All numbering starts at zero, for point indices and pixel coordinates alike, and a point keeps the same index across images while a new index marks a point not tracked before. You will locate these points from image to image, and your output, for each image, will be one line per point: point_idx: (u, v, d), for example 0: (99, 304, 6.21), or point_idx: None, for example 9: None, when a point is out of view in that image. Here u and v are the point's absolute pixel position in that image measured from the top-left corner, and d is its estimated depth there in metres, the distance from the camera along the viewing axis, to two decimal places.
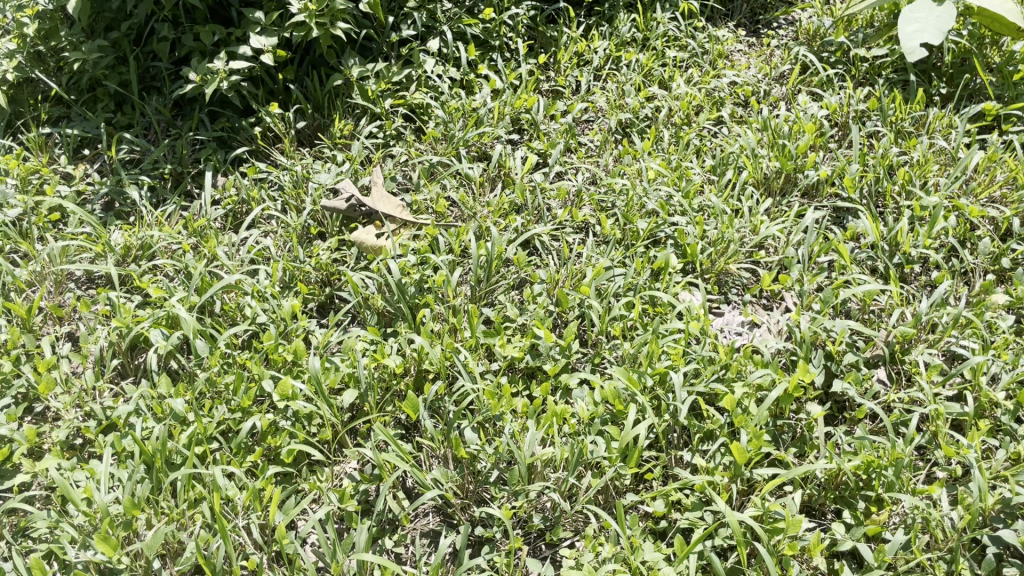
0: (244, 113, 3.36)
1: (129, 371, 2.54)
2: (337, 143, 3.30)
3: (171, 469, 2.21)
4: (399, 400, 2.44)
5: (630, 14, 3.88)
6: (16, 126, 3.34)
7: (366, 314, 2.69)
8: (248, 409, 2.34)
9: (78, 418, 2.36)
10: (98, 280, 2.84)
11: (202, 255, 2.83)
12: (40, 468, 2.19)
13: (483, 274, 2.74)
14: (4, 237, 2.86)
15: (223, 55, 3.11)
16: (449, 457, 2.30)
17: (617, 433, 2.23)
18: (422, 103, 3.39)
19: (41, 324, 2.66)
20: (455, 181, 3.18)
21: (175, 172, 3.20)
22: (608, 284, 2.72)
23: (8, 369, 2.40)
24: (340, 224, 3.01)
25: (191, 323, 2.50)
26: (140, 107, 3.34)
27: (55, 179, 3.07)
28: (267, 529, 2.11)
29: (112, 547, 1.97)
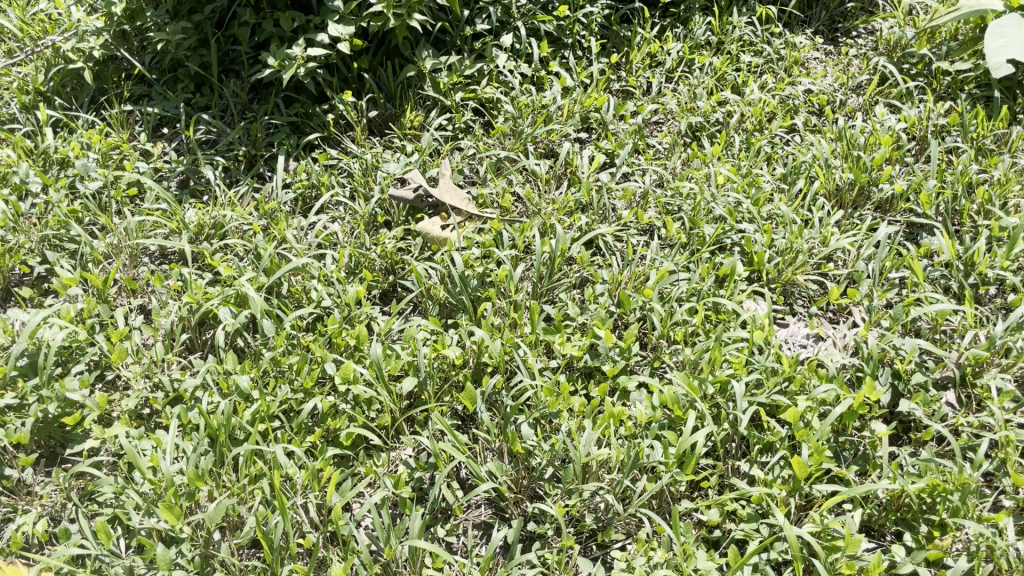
0: (318, 99, 3.41)
1: (197, 346, 2.61)
2: (406, 134, 3.33)
3: (233, 444, 2.26)
4: (457, 391, 2.45)
5: (706, 17, 3.84)
6: (100, 102, 3.43)
7: (428, 304, 2.72)
8: (310, 390, 2.39)
9: (147, 388, 2.43)
10: (171, 256, 2.92)
11: (272, 237, 2.89)
12: (109, 434, 2.25)
13: (546, 271, 2.73)
14: (85, 210, 2.95)
15: (302, 41, 3.16)
16: (504, 451, 2.30)
17: (675, 438, 2.21)
18: (492, 98, 3.40)
19: (115, 295, 2.73)
20: (522, 176, 3.18)
21: (249, 154, 3.27)
22: (672, 288, 2.68)
23: (82, 338, 2.48)
24: (406, 214, 3.04)
25: (259, 303, 2.56)
26: (219, 89, 3.41)
27: (134, 155, 3.16)
28: (324, 510, 2.15)
29: (176, 516, 2.03)
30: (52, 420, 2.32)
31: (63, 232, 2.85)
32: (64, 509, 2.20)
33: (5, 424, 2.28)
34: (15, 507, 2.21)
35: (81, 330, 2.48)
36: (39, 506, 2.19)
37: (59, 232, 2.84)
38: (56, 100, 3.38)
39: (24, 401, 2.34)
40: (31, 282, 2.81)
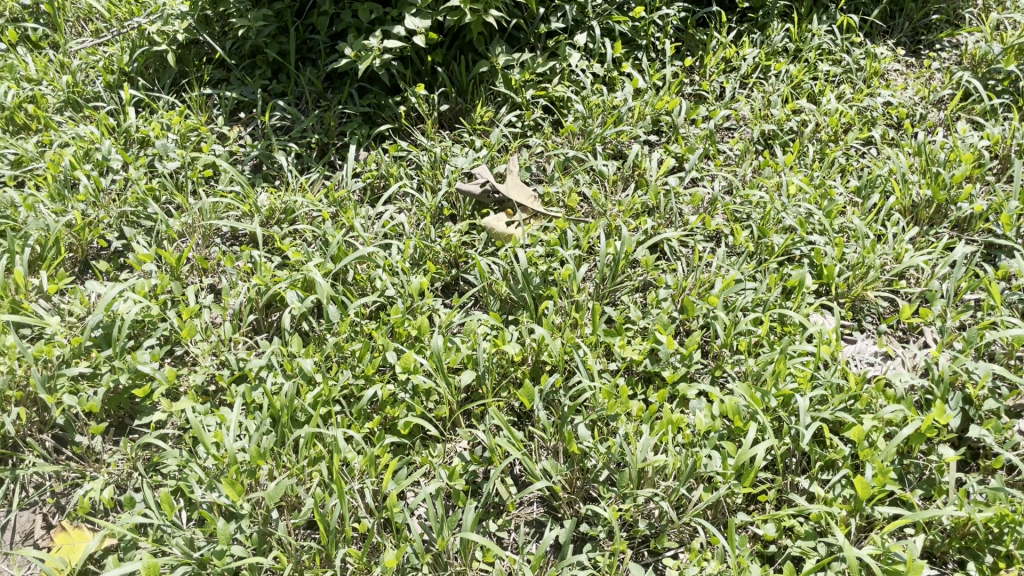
0: (391, 91, 3.44)
1: (263, 328, 2.66)
2: (476, 129, 3.34)
3: (295, 426, 2.31)
4: (515, 388, 2.46)
5: (785, 23, 3.77)
6: (181, 85, 3.51)
7: (490, 299, 2.72)
8: (371, 377, 2.42)
9: (214, 366, 2.49)
10: (242, 238, 3.00)
11: (341, 224, 2.94)
12: (177, 408, 2.32)
13: (609, 272, 2.71)
14: (162, 188, 3.03)
15: (379, 33, 3.20)
16: (560, 450, 2.28)
17: (734, 449, 2.18)
18: (563, 96, 3.40)
19: (187, 273, 2.81)
20: (589, 176, 3.16)
21: (322, 142, 3.32)
22: (737, 297, 2.64)
23: (155, 313, 2.55)
24: (472, 208, 3.06)
25: (326, 289, 2.59)
26: (295, 76, 3.47)
27: (212, 138, 3.24)
28: (380, 496, 2.17)
29: (237, 492, 2.09)
30: (122, 391, 2.39)
31: (140, 208, 2.93)
32: (129, 478, 2.25)
33: (79, 391, 2.35)
34: (83, 473, 2.27)
35: (155, 305, 2.55)
36: (107, 473, 2.25)
37: (137, 208, 2.92)
38: (139, 81, 3.46)
39: (96, 370, 2.41)
40: (108, 256, 2.90)
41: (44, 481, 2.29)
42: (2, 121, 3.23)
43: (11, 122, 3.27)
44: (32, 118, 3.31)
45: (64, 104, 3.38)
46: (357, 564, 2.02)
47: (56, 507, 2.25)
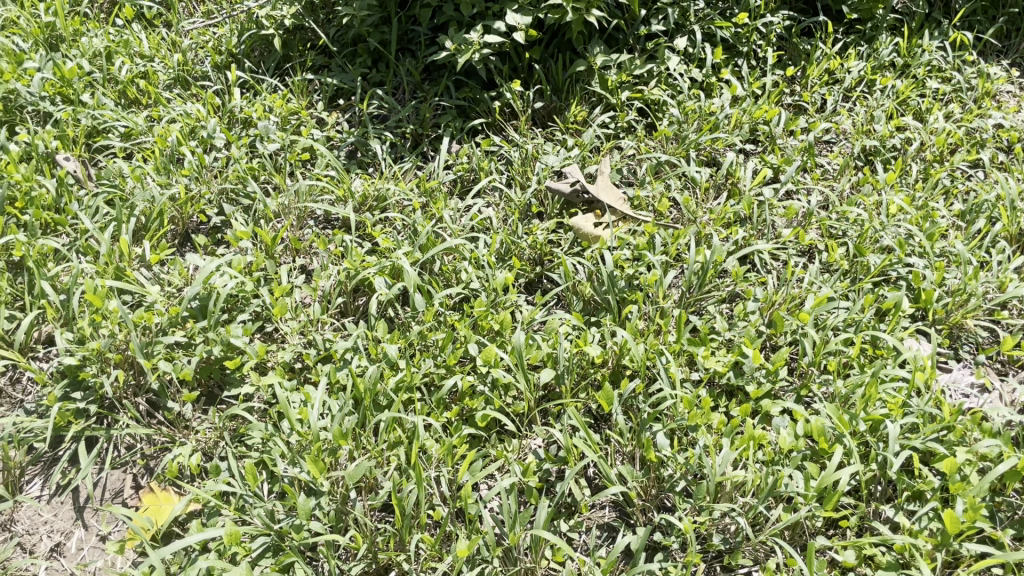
0: (487, 86, 3.46)
1: (350, 311, 2.72)
2: (569, 128, 3.32)
3: (376, 409, 2.35)
4: (593, 390, 2.44)
5: (894, 37, 3.65)
6: (284, 69, 3.59)
7: (573, 300, 2.70)
8: (452, 367, 2.46)
9: (301, 344, 2.56)
10: (335, 223, 3.07)
11: (430, 215, 2.98)
12: (264, 382, 2.39)
13: (696, 280, 2.66)
14: (262, 168, 3.12)
15: (480, 27, 3.22)
16: (636, 456, 2.26)
17: (817, 471, 2.13)
18: (659, 100, 3.36)
19: (281, 253, 2.88)
20: (681, 182, 3.11)
21: (416, 133, 3.37)
22: (828, 316, 2.57)
23: (249, 289, 2.63)
24: (560, 207, 3.05)
25: (413, 278, 2.64)
26: (395, 66, 3.53)
27: (311, 122, 3.32)
28: (455, 486, 2.20)
29: (319, 470, 2.13)
30: (214, 361, 2.47)
31: (240, 186, 3.02)
32: (216, 446, 2.33)
33: (174, 359, 2.44)
34: (173, 438, 2.36)
35: (249, 281, 2.63)
36: (195, 440, 2.33)
37: (237, 186, 3.02)
38: (246, 63, 3.57)
39: (191, 340, 2.49)
40: (207, 231, 3.00)
41: (135, 443, 2.38)
42: (115, 95, 3.36)
43: (123, 95, 3.40)
44: (143, 93, 3.43)
45: (173, 81, 3.49)
46: (430, 551, 2.05)
47: (145, 469, 2.33)
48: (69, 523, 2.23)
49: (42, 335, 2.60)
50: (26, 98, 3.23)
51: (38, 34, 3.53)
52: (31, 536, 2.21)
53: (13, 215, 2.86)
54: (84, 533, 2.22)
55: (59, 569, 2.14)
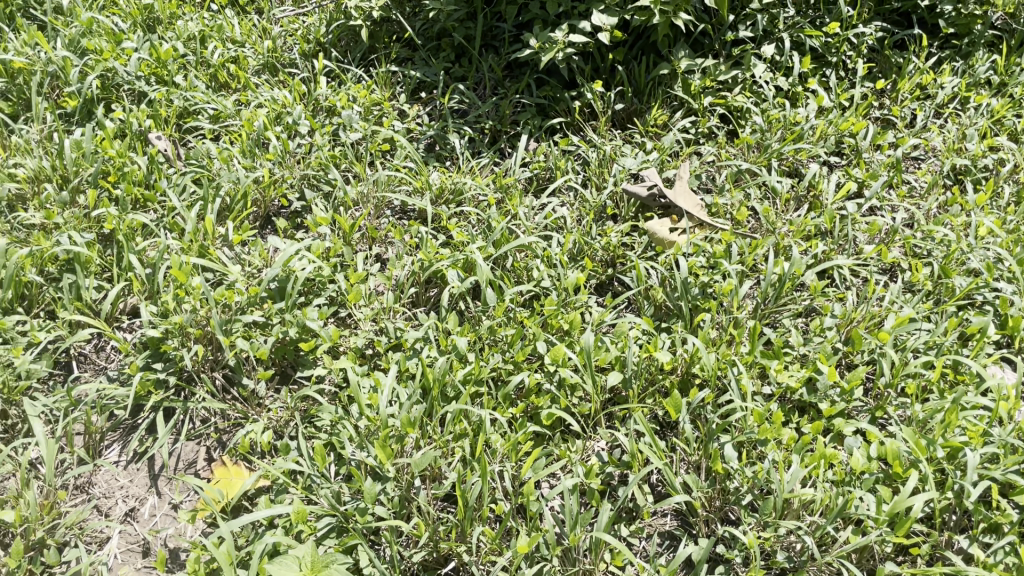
0: (569, 85, 3.45)
1: (421, 301, 2.75)
2: (648, 131, 3.29)
3: (444, 401, 2.38)
4: (661, 396, 2.41)
5: (991, 54, 3.53)
6: (369, 60, 3.64)
7: (644, 304, 2.67)
8: (520, 364, 2.46)
9: (373, 331, 2.60)
10: (411, 214, 3.11)
11: (505, 211, 2.99)
12: (337, 366, 2.44)
13: (772, 292, 2.61)
14: (344, 157, 3.18)
15: (565, 26, 3.22)
16: (701, 466, 2.23)
17: (890, 495, 2.07)
18: (742, 107, 3.30)
19: (357, 241, 2.94)
20: (760, 191, 3.05)
21: (494, 129, 3.39)
22: (909, 337, 2.50)
23: (325, 274, 2.69)
24: (635, 210, 3.01)
25: (485, 273, 2.66)
26: (477, 62, 3.55)
27: (393, 114, 3.36)
28: (518, 482, 2.21)
29: (386, 455, 2.17)
30: (289, 342, 2.53)
31: (322, 173, 3.09)
32: (287, 425, 2.39)
33: (251, 337, 2.51)
34: (246, 414, 2.42)
35: (326, 267, 2.69)
36: (267, 418, 2.39)
37: (319, 173, 3.08)
38: (333, 52, 3.63)
39: (268, 320, 2.56)
40: (287, 215, 3.07)
41: (209, 417, 2.45)
42: (207, 77, 3.46)
43: (214, 79, 3.49)
44: (233, 78, 3.52)
45: (262, 67, 3.57)
46: (490, 545, 2.07)
47: (218, 442, 2.40)
48: (144, 489, 2.31)
49: (127, 306, 2.69)
50: (123, 77, 3.34)
51: (137, 15, 3.63)
52: (107, 500, 2.29)
53: (105, 189, 2.96)
54: (157, 500, 2.29)
55: (133, 533, 2.22)
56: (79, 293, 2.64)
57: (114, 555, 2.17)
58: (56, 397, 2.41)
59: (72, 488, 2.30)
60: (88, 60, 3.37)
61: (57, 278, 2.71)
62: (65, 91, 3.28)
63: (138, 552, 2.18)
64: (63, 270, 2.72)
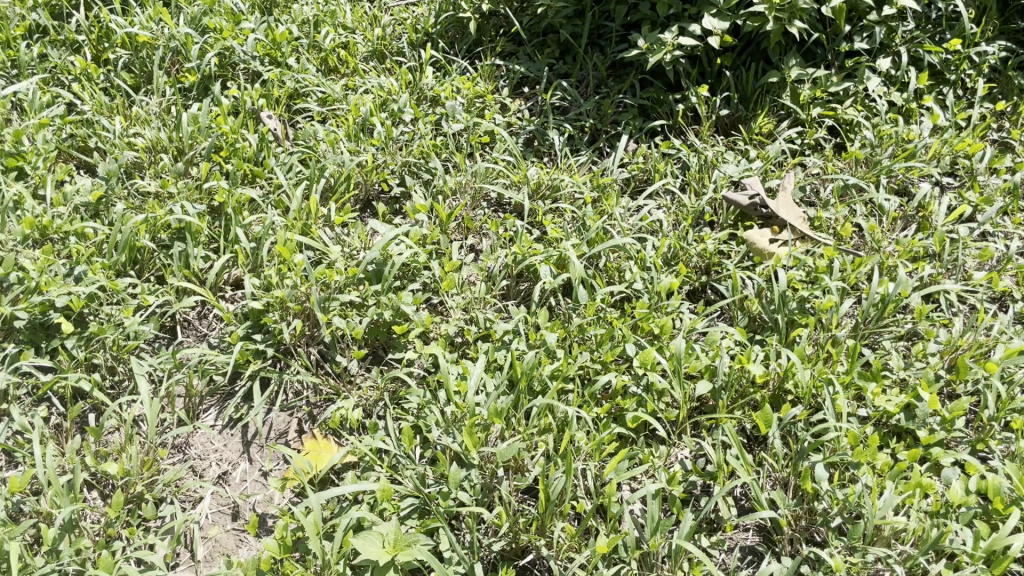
0: (673, 88, 3.42)
1: (512, 294, 2.78)
2: (752, 138, 3.23)
3: (530, 394, 2.39)
4: (751, 409, 2.36)
5: None
6: (475, 52, 3.67)
7: (738, 314, 2.63)
8: (608, 364, 2.45)
9: (463, 320, 2.63)
10: (507, 207, 3.13)
11: (601, 210, 2.97)
12: (427, 351, 2.48)
13: (873, 312, 2.54)
14: (444, 147, 3.23)
15: (675, 29, 3.18)
16: (789, 484, 2.19)
17: (988, 531, 1.98)
18: (852, 120, 3.21)
19: (453, 231, 2.98)
20: (866, 209, 2.97)
21: (594, 128, 3.38)
22: (1018, 370, 2.39)
23: (421, 260, 2.73)
24: (734, 219, 2.94)
25: (578, 270, 2.65)
26: (582, 59, 3.55)
27: (495, 107, 3.38)
28: (600, 482, 2.20)
29: (473, 443, 2.19)
30: (383, 324, 2.58)
31: (423, 161, 3.15)
32: (376, 405, 2.44)
33: (347, 316, 2.57)
34: (338, 391, 2.49)
35: (423, 253, 2.73)
36: (357, 396, 2.45)
37: (420, 161, 3.14)
38: (440, 43, 3.67)
39: (364, 301, 2.62)
40: (386, 200, 3.14)
41: (302, 390, 2.53)
42: (317, 61, 3.55)
43: (324, 63, 3.58)
44: (342, 63, 3.60)
45: (371, 54, 3.64)
46: (570, 541, 2.07)
47: (309, 416, 2.47)
48: (237, 454, 2.40)
49: (231, 278, 2.79)
50: (240, 56, 3.46)
51: None
52: (202, 461, 2.39)
53: (217, 163, 3.08)
54: (249, 466, 2.38)
55: (225, 495, 2.31)
56: (188, 262, 2.75)
57: (206, 515, 2.26)
58: (161, 359, 2.52)
59: (171, 447, 2.40)
60: (208, 37, 3.50)
61: (168, 245, 2.83)
62: (185, 67, 3.42)
63: (228, 514, 2.27)
64: (174, 238, 2.84)
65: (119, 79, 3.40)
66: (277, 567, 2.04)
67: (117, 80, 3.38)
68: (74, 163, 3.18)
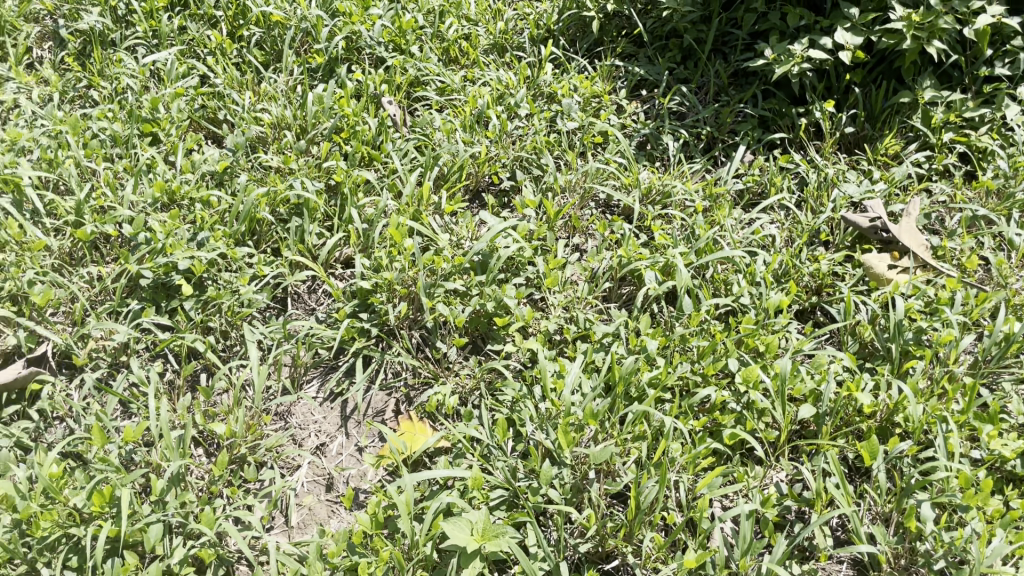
0: (797, 101, 3.33)
1: (613, 297, 2.75)
2: (877, 159, 3.12)
3: (627, 400, 2.37)
4: (855, 439, 2.29)
5: None
6: (596, 52, 3.66)
7: (847, 340, 2.55)
8: (708, 377, 2.40)
9: (564, 318, 2.63)
10: (615, 209, 3.11)
11: (712, 220, 2.92)
12: (526, 346, 2.49)
13: (995, 351, 2.42)
14: (557, 144, 3.24)
15: (806, 40, 3.10)
16: (890, 520, 2.12)
17: None
18: (986, 148, 3.06)
19: (559, 228, 2.99)
20: (994, 242, 2.83)
21: (711, 136, 3.32)
22: None
23: (527, 255, 2.75)
24: (851, 240, 2.86)
25: (685, 280, 2.60)
26: (704, 66, 3.50)
27: (611, 108, 3.36)
28: (691, 495, 2.17)
29: (567, 442, 2.20)
30: (484, 315, 2.61)
31: (535, 157, 3.17)
32: (472, 394, 2.48)
33: (451, 304, 2.61)
34: (436, 375, 2.53)
35: (529, 249, 2.75)
36: (455, 384, 2.49)
37: (532, 157, 3.16)
38: (561, 41, 3.67)
39: (468, 290, 2.64)
40: (496, 192, 3.17)
41: (401, 371, 2.59)
42: (440, 51, 3.60)
43: (445, 53, 3.63)
44: (463, 54, 3.64)
45: (492, 47, 3.67)
46: (656, 552, 2.05)
47: (406, 397, 2.52)
48: (335, 428, 2.47)
49: (342, 256, 2.87)
50: (366, 41, 3.55)
51: None
52: (302, 431, 2.46)
53: (337, 144, 3.16)
54: (345, 440, 2.44)
55: (321, 465, 2.38)
56: (303, 237, 2.85)
57: (302, 482, 2.34)
58: (271, 328, 2.61)
59: (274, 414, 2.49)
60: (338, 21, 3.59)
61: (285, 219, 2.92)
62: (314, 48, 3.53)
63: (323, 485, 2.34)
64: (291, 213, 2.93)
65: (251, 56, 3.53)
66: (367, 542, 2.10)
67: (248, 56, 3.51)
68: (203, 133, 3.32)
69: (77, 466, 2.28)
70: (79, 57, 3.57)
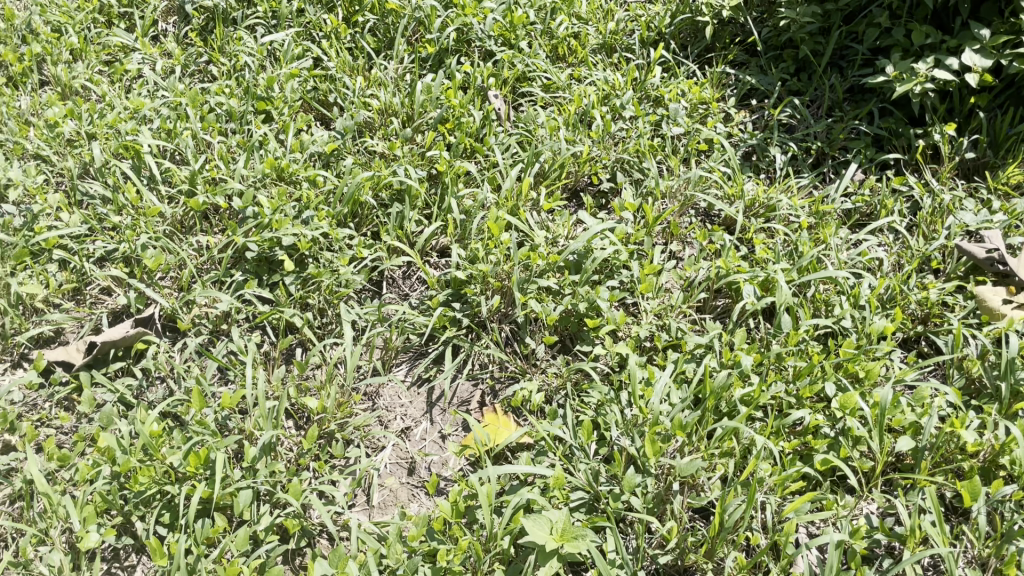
0: (915, 122, 3.22)
1: (707, 309, 2.71)
2: (998, 188, 2.96)
3: (716, 414, 2.33)
4: (955, 477, 2.20)
5: None
6: (706, 58, 3.61)
7: (953, 373, 2.45)
8: (803, 400, 2.34)
9: (655, 325, 2.60)
10: (715, 219, 3.06)
11: (816, 238, 2.84)
12: (616, 351, 2.47)
13: None
14: (661, 149, 3.20)
15: (931, 59, 2.99)
16: (988, 565, 2.02)
17: None
18: None
19: (657, 234, 2.95)
20: None
21: (821, 151, 3.23)
22: None
23: (622, 258, 2.72)
24: (964, 270, 2.72)
25: (786, 297, 2.56)
26: (819, 79, 3.41)
27: (718, 116, 3.30)
28: (777, 518, 2.12)
29: (654, 451, 2.17)
30: (575, 315, 2.60)
31: (637, 161, 3.14)
32: (558, 392, 2.47)
33: (544, 301, 2.61)
34: (523, 372, 2.54)
35: (625, 252, 2.72)
36: (543, 381, 2.50)
37: (634, 160, 3.13)
38: (672, 44, 3.62)
39: (561, 289, 2.64)
40: (594, 192, 3.15)
41: (488, 363, 2.60)
42: (549, 48, 3.59)
43: (554, 50, 3.62)
44: (571, 52, 3.63)
45: (601, 47, 3.64)
46: (738, 571, 2.01)
47: (491, 390, 2.54)
48: (420, 413, 2.51)
49: (438, 245, 2.90)
50: (477, 33, 3.55)
51: None
52: (388, 413, 2.50)
53: (441, 134, 3.20)
54: (429, 427, 2.47)
55: (404, 449, 2.42)
56: (402, 223, 2.89)
57: (385, 464, 2.38)
58: (367, 309, 2.67)
59: (363, 394, 2.54)
60: (450, 13, 3.62)
61: (387, 204, 2.97)
62: (426, 38, 3.57)
63: (405, 468, 2.37)
64: (393, 198, 2.97)
65: (364, 41, 3.59)
66: (446, 529, 2.12)
67: (361, 42, 3.58)
68: (313, 114, 3.39)
69: (175, 425, 2.37)
70: (202, 33, 3.70)
